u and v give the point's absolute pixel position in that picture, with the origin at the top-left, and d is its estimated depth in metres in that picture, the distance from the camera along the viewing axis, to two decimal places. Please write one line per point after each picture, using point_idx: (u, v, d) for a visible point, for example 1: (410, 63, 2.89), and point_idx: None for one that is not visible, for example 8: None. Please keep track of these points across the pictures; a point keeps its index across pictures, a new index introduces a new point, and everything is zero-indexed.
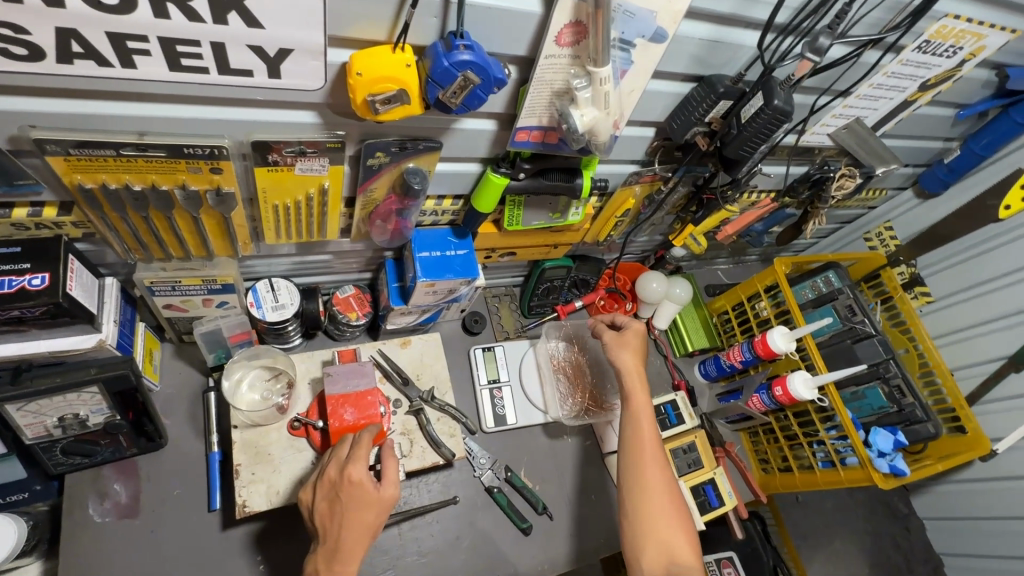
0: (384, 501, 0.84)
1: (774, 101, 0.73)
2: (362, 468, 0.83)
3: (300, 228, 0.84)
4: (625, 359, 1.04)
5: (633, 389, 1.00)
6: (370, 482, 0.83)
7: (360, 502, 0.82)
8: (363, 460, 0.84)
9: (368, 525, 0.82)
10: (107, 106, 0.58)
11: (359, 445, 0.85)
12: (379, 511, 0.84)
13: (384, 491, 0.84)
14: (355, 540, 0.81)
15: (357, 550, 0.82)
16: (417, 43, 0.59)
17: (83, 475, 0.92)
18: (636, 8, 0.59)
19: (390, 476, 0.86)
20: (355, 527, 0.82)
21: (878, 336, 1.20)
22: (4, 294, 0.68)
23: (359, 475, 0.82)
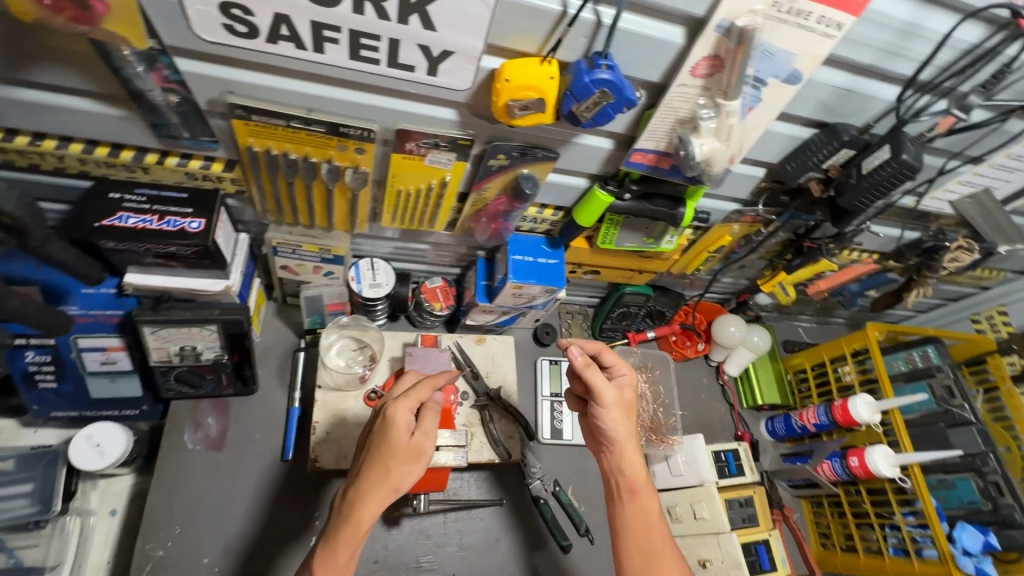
0: (417, 455, 0.74)
1: (903, 155, 0.72)
2: (405, 407, 0.75)
3: (413, 215, 0.91)
4: (629, 434, 0.86)
5: (634, 468, 0.85)
6: (409, 428, 0.75)
7: (387, 444, 0.73)
8: (408, 402, 0.76)
9: (389, 473, 0.72)
10: (288, 83, 0.67)
11: (415, 386, 0.78)
12: (406, 463, 0.74)
13: (418, 443, 0.74)
14: (371, 488, 0.72)
15: (371, 502, 0.72)
16: (561, 59, 0.65)
17: (184, 405, 1.02)
18: (776, 48, 0.61)
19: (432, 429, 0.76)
20: (380, 476, 0.73)
21: (978, 424, 1.11)
22: (168, 231, 0.79)
23: (397, 414, 0.74)
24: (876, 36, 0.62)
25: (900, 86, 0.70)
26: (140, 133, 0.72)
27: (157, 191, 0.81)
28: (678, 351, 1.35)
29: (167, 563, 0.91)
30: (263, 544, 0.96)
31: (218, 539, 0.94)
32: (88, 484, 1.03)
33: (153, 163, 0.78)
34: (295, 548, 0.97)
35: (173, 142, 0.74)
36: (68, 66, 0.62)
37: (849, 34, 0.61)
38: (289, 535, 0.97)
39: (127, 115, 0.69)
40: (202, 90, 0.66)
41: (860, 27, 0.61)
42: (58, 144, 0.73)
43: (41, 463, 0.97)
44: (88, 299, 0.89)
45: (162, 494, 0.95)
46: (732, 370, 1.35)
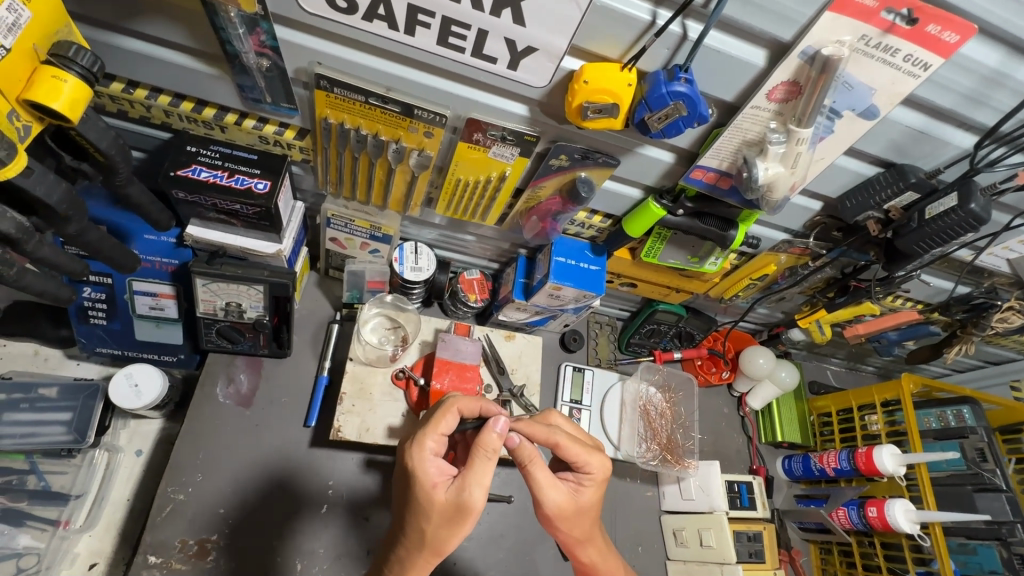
0: (452, 514, 0.70)
1: (971, 205, 0.71)
2: (424, 459, 0.71)
3: (465, 204, 0.93)
4: (584, 526, 0.82)
5: (584, 553, 0.84)
6: (434, 483, 0.71)
7: (416, 504, 0.71)
8: (427, 451, 0.72)
9: (428, 537, 0.71)
10: (373, 61, 0.70)
11: (434, 430, 0.73)
12: (445, 524, 0.70)
13: (444, 500, 0.70)
14: (416, 552, 0.73)
15: (419, 566, 0.73)
16: (641, 68, 0.66)
17: (220, 358, 1.05)
18: (857, 82, 0.62)
19: (464, 482, 0.69)
20: (421, 537, 0.72)
21: (1008, 492, 1.07)
22: (236, 188, 0.82)
23: (416, 467, 0.71)
24: (960, 80, 0.62)
25: (977, 135, 0.69)
26: (226, 92, 0.76)
27: (230, 150, 0.85)
28: (703, 376, 1.33)
29: (185, 508, 0.94)
30: (277, 505, 0.98)
31: (235, 493, 0.97)
32: (120, 422, 1.07)
33: (231, 123, 0.82)
34: (307, 513, 0.98)
35: (255, 105, 0.78)
36: (174, 20, 0.66)
37: (932, 76, 0.61)
38: (303, 500, 0.99)
39: (218, 74, 0.73)
40: (293, 58, 0.70)
41: (945, 70, 0.61)
42: (149, 94, 0.77)
43: (81, 395, 1.01)
44: (148, 245, 0.93)
45: (190, 441, 0.98)
46: (755, 402, 1.33)
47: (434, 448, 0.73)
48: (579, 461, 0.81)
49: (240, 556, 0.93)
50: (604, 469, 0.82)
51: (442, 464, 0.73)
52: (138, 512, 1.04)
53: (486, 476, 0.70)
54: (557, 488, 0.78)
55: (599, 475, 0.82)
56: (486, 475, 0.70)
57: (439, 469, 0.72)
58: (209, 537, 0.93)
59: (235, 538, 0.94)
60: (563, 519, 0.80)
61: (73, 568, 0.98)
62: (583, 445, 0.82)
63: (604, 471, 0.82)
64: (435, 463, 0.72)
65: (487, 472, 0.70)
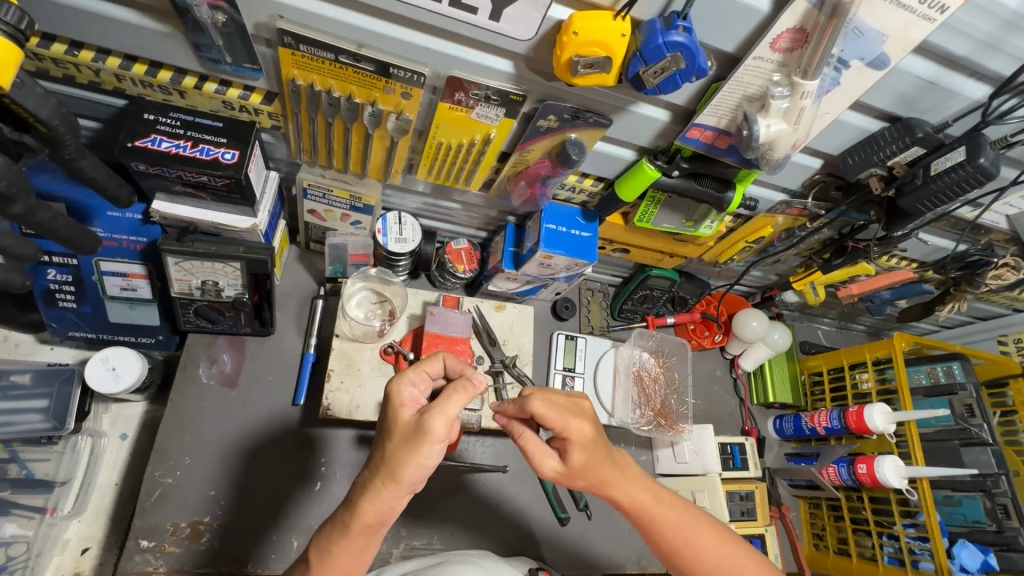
0: (413, 436, 0.61)
1: (980, 159, 0.68)
2: (401, 382, 0.66)
3: (449, 170, 0.88)
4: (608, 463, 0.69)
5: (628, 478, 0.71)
6: (405, 404, 0.64)
7: (383, 423, 0.64)
8: (406, 376, 0.67)
9: (385, 457, 0.62)
10: (342, 13, 0.63)
11: (417, 364, 0.70)
12: (404, 446, 0.61)
13: (407, 419, 0.62)
14: (373, 475, 0.63)
15: (373, 493, 0.62)
16: (636, 17, 0.61)
17: (200, 339, 1.01)
18: (868, 28, 0.57)
19: (430, 405, 0.61)
20: (381, 458, 0.63)
21: (994, 446, 1.09)
22: (201, 159, 0.76)
23: (390, 388, 0.65)
24: (978, 25, 0.58)
25: (989, 85, 0.66)
26: (181, 52, 0.69)
27: (192, 117, 0.78)
28: (696, 340, 1.31)
29: (176, 491, 0.92)
30: (269, 484, 0.96)
31: (226, 474, 0.95)
32: (101, 406, 1.04)
33: (191, 87, 0.75)
34: (300, 491, 0.97)
35: (214, 66, 0.71)
36: None
37: (947, 20, 0.57)
38: (295, 478, 0.98)
39: (170, 31, 0.66)
40: (251, 13, 0.63)
41: (962, 13, 0.57)
42: (95, 56, 0.70)
43: (57, 381, 0.97)
44: (112, 222, 0.87)
45: (175, 424, 0.95)
46: (747, 365, 1.33)
47: (416, 380, 0.68)
48: (558, 429, 0.67)
49: (233, 536, 0.92)
50: (588, 426, 0.67)
51: (420, 394, 0.66)
52: (127, 496, 1.02)
53: (453, 404, 0.61)
54: (551, 455, 0.70)
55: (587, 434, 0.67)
56: (455, 406, 0.61)
57: (414, 397, 0.66)
58: (202, 519, 0.91)
59: (229, 518, 0.92)
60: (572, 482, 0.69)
61: (65, 553, 0.97)
62: (558, 407, 0.68)
63: (589, 430, 0.67)
64: (413, 390, 0.66)
65: (458, 402, 0.61)
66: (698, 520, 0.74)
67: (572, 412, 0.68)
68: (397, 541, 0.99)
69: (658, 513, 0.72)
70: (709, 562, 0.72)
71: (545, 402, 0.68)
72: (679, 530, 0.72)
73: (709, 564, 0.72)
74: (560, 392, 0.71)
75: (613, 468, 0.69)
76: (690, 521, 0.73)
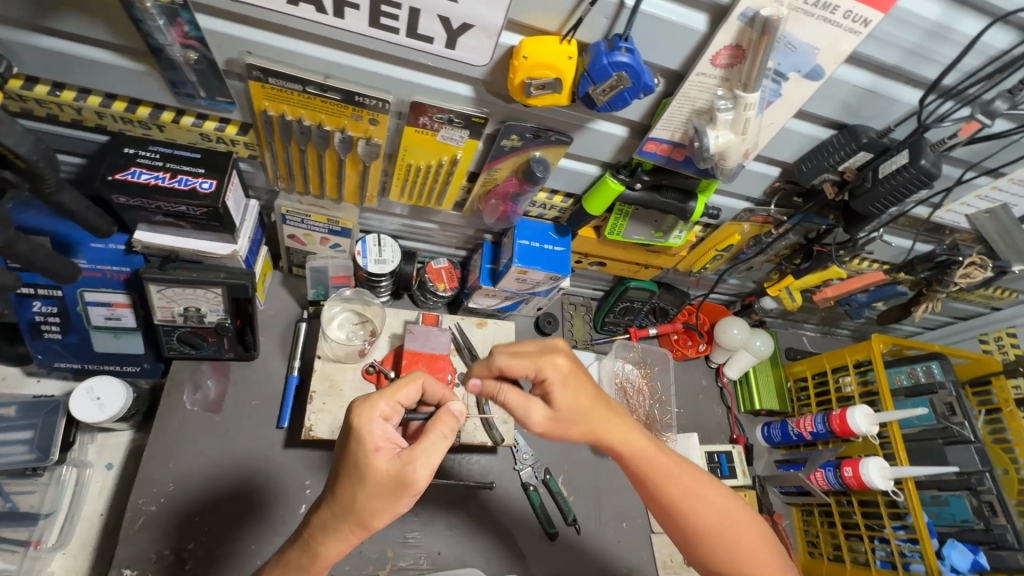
0: (390, 488, 0.63)
1: (921, 161, 0.72)
2: (372, 419, 0.65)
3: (423, 191, 0.91)
4: (588, 393, 0.79)
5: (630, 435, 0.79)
6: (376, 447, 0.64)
7: (352, 467, 0.64)
8: (376, 412, 0.66)
9: (356, 506, 0.63)
10: (306, 47, 0.67)
11: (383, 393, 0.68)
12: (381, 498, 0.63)
13: (386, 470, 0.63)
14: (337, 521, 0.65)
15: (336, 538, 0.66)
16: (582, 40, 0.64)
17: (185, 365, 1.03)
18: (799, 42, 0.61)
19: (413, 455, 0.63)
20: (349, 510, 0.64)
21: (976, 443, 1.10)
22: (179, 189, 0.79)
23: (360, 426, 0.65)
24: (904, 35, 0.62)
25: (923, 90, 0.69)
26: (157, 88, 0.73)
27: (171, 150, 0.82)
28: (679, 350, 1.33)
29: (159, 519, 0.92)
30: (254, 509, 0.96)
31: (210, 499, 0.95)
32: (87, 437, 1.04)
33: (168, 122, 0.79)
34: (285, 514, 0.97)
35: (189, 101, 0.75)
36: (90, 15, 0.63)
37: (873, 32, 0.61)
38: (280, 500, 0.98)
39: (145, 70, 0.70)
40: (221, 50, 0.67)
41: (887, 25, 0.61)
42: (76, 95, 0.74)
43: (43, 412, 0.98)
44: (96, 254, 0.89)
45: (159, 450, 0.96)
46: (731, 372, 1.33)
47: (385, 413, 0.67)
48: (533, 372, 0.77)
49: (216, 563, 0.91)
50: (564, 358, 0.78)
51: (389, 429, 0.66)
52: (112, 527, 1.01)
53: (437, 454, 0.64)
54: (536, 403, 0.78)
55: (566, 371, 0.77)
56: (437, 455, 0.65)
57: (384, 434, 0.65)
58: (185, 546, 0.91)
59: (213, 544, 0.92)
60: (564, 426, 0.78)
61: None
62: (529, 356, 0.77)
63: (564, 364, 0.78)
64: (385, 427, 0.66)
65: (438, 450, 0.65)
66: (694, 475, 0.79)
67: (542, 356, 0.78)
68: (384, 561, 0.99)
69: (658, 462, 0.78)
70: (705, 513, 0.78)
71: (507, 356, 0.78)
72: (681, 486, 0.78)
73: (711, 510, 0.78)
74: (531, 340, 0.81)
75: (612, 415, 0.79)
76: (690, 473, 0.79)
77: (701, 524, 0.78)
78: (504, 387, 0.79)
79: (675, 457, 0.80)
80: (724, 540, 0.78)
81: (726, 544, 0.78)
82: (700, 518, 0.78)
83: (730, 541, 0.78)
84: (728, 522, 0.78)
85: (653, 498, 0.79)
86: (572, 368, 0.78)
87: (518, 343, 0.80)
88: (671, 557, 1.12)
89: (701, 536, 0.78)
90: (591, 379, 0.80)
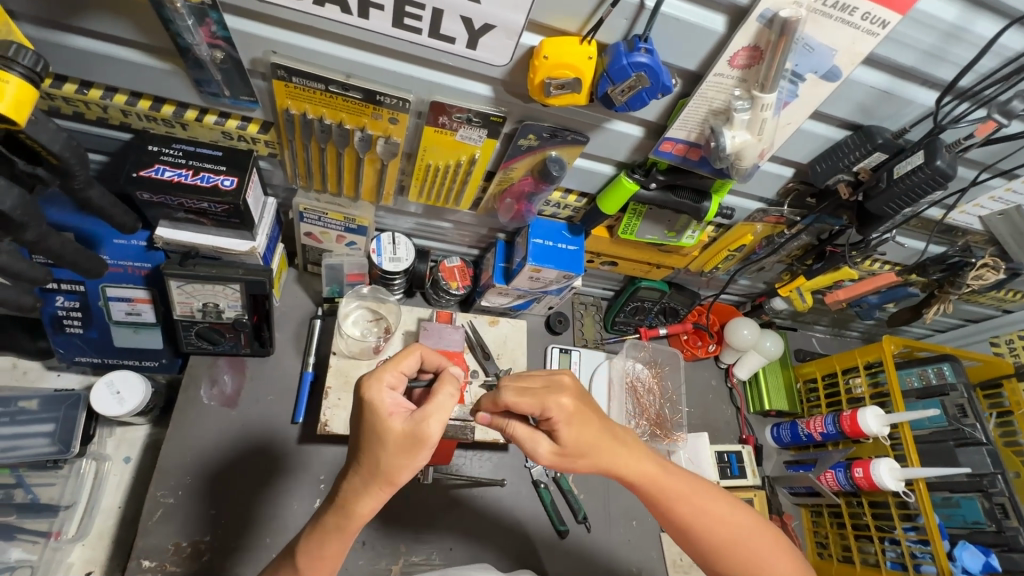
0: (409, 444, 0.63)
1: (936, 162, 0.72)
2: (380, 389, 0.66)
3: (439, 190, 0.92)
4: (597, 439, 0.74)
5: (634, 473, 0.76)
6: (389, 412, 0.65)
7: (369, 433, 0.65)
8: (383, 383, 0.67)
9: (381, 467, 0.64)
10: (330, 47, 0.69)
11: (388, 367, 0.69)
12: (401, 454, 0.63)
13: (400, 429, 0.63)
14: (364, 483, 0.65)
15: (367, 497, 0.66)
16: (601, 41, 0.65)
17: (202, 360, 1.04)
18: (818, 43, 0.61)
19: (424, 412, 0.64)
20: (375, 472, 0.64)
21: (988, 445, 1.10)
22: (202, 186, 0.81)
23: (370, 397, 0.65)
24: (921, 37, 0.62)
25: (940, 92, 0.70)
26: (183, 88, 0.75)
27: (193, 148, 0.83)
28: (689, 350, 1.34)
29: (177, 511, 0.93)
30: (270, 502, 0.98)
31: (225, 493, 0.96)
32: (106, 430, 1.06)
33: (192, 120, 0.80)
34: (300, 507, 0.98)
35: (214, 99, 0.76)
36: (120, 14, 0.64)
37: (890, 34, 0.61)
38: (295, 494, 0.99)
39: (172, 69, 0.71)
40: (247, 50, 0.69)
41: (904, 27, 0.61)
42: (103, 94, 0.76)
43: (63, 405, 1.00)
44: (118, 250, 0.91)
45: (177, 444, 0.98)
46: (741, 373, 1.33)
47: (391, 383, 0.68)
48: (538, 410, 0.72)
49: (232, 555, 0.92)
50: (568, 398, 0.72)
51: (399, 397, 0.67)
52: (129, 520, 1.03)
53: (446, 407, 0.65)
54: (541, 438, 0.75)
55: (566, 412, 0.72)
56: (447, 410, 0.65)
57: (395, 401, 0.66)
58: (202, 538, 0.92)
59: (229, 536, 0.93)
60: (568, 462, 0.75)
61: None
62: (534, 393, 0.72)
63: (569, 403, 0.72)
64: (393, 394, 0.67)
65: (447, 404, 0.65)
66: (703, 493, 0.79)
67: (547, 392, 0.72)
68: (397, 556, 1.00)
69: (670, 485, 0.77)
70: (720, 526, 0.77)
71: (512, 390, 0.73)
72: (689, 499, 0.77)
73: (721, 526, 0.77)
74: (538, 373, 0.76)
75: (618, 446, 0.75)
76: (701, 491, 0.78)
77: (715, 540, 0.77)
78: (512, 420, 0.75)
79: (683, 474, 0.79)
80: (741, 551, 0.77)
81: (744, 555, 0.77)
82: (715, 536, 0.77)
83: (745, 550, 0.77)
84: (743, 535, 0.78)
85: (667, 519, 0.79)
86: (575, 395, 0.73)
87: (524, 377, 0.76)
88: (681, 556, 1.13)
89: (715, 550, 0.78)
90: (597, 415, 0.75)
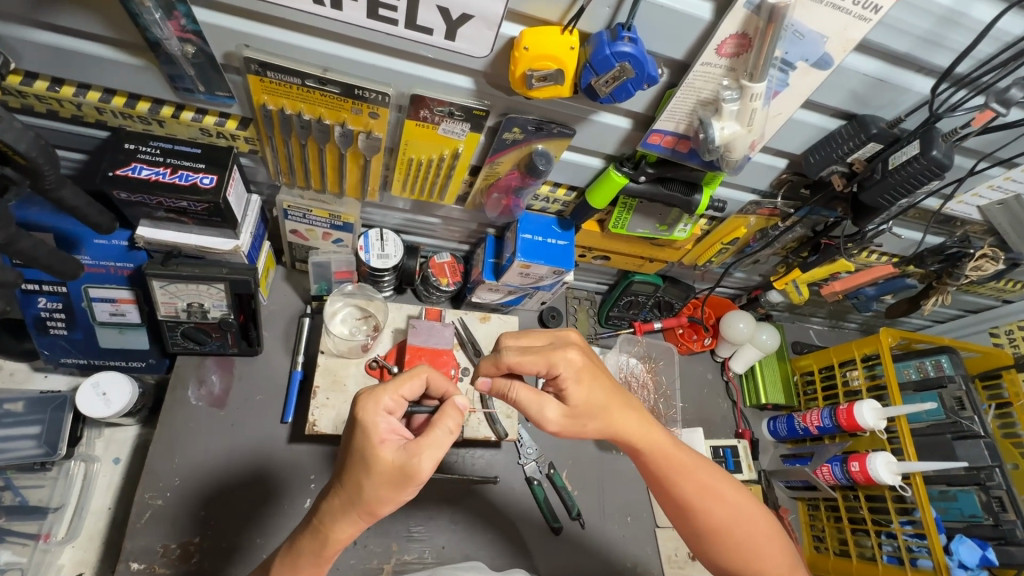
0: (397, 479, 0.62)
1: (932, 152, 0.70)
2: (377, 412, 0.64)
3: (424, 185, 0.90)
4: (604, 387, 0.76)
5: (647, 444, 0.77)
6: (382, 439, 0.63)
7: (358, 458, 0.63)
8: (381, 405, 0.65)
9: (364, 497, 0.63)
10: (305, 39, 0.67)
11: (388, 386, 0.68)
12: (387, 488, 0.62)
13: (391, 461, 0.62)
14: (343, 510, 0.64)
15: (345, 524, 0.65)
16: (584, 30, 0.63)
17: (189, 360, 1.03)
18: (808, 30, 0.59)
19: (418, 448, 0.62)
20: (357, 502, 0.63)
21: (987, 438, 1.08)
22: (180, 184, 0.79)
23: (365, 419, 0.64)
24: (915, 23, 0.60)
25: (936, 79, 0.68)
26: (156, 84, 0.73)
27: (171, 145, 0.82)
28: (684, 344, 1.32)
29: (166, 512, 0.93)
30: (260, 501, 0.97)
31: (215, 494, 0.96)
32: (94, 431, 1.05)
33: (169, 117, 0.78)
34: (290, 507, 0.98)
35: (188, 95, 0.74)
36: (85, 9, 0.62)
37: (883, 19, 0.59)
38: (286, 494, 0.98)
39: (143, 64, 0.69)
40: (220, 43, 0.67)
41: (897, 12, 0.59)
42: (76, 91, 0.74)
43: (50, 407, 0.99)
44: (99, 250, 0.89)
45: (165, 445, 0.97)
46: (737, 366, 1.32)
47: (390, 407, 0.67)
48: (544, 368, 0.75)
49: (222, 556, 0.92)
50: (576, 353, 0.76)
51: (395, 422, 0.65)
52: (119, 521, 1.02)
53: (442, 447, 0.63)
54: (549, 400, 0.75)
55: (577, 365, 0.75)
56: (442, 449, 0.63)
57: (390, 427, 0.64)
58: (191, 540, 0.92)
59: (219, 536, 0.93)
60: (579, 423, 0.75)
61: None
62: (539, 351, 0.75)
63: (577, 358, 0.75)
64: (389, 419, 0.65)
65: (443, 444, 0.64)
66: (710, 474, 0.78)
67: (552, 351, 0.75)
68: (389, 555, 0.99)
69: (676, 460, 0.77)
70: (721, 509, 0.77)
71: (516, 350, 0.76)
72: (694, 475, 0.77)
73: (722, 509, 0.77)
74: (539, 332, 0.80)
75: (629, 413, 0.77)
76: (703, 469, 0.78)
77: (712, 521, 0.77)
78: (515, 384, 0.74)
79: (688, 451, 0.79)
80: (737, 536, 0.77)
81: (740, 542, 0.77)
82: (713, 517, 0.77)
83: (742, 537, 0.77)
84: (742, 522, 0.77)
85: (669, 497, 0.78)
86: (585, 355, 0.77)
87: (527, 338, 0.80)
88: (676, 551, 1.12)
89: (711, 534, 0.77)
90: (606, 375, 0.78)
